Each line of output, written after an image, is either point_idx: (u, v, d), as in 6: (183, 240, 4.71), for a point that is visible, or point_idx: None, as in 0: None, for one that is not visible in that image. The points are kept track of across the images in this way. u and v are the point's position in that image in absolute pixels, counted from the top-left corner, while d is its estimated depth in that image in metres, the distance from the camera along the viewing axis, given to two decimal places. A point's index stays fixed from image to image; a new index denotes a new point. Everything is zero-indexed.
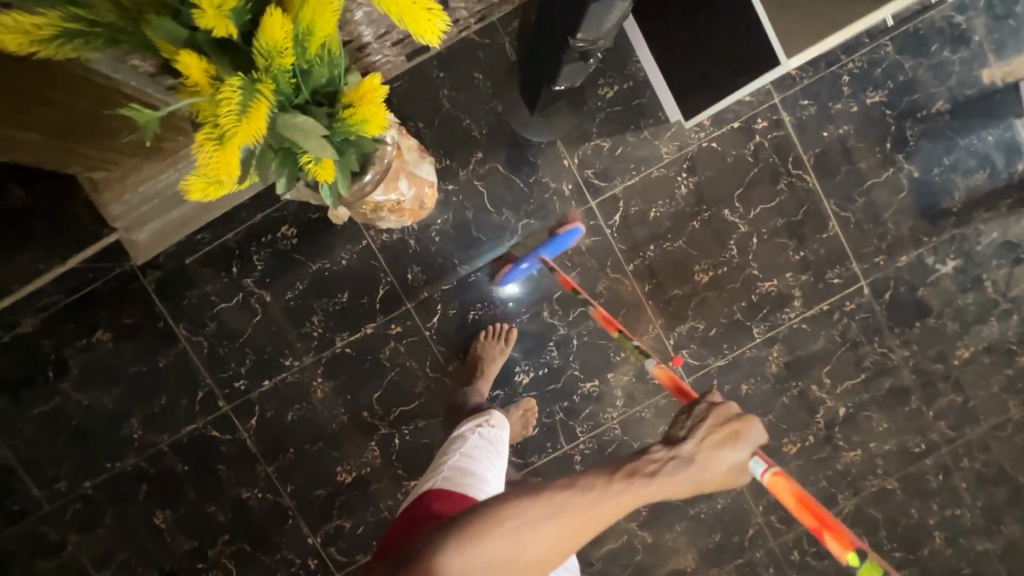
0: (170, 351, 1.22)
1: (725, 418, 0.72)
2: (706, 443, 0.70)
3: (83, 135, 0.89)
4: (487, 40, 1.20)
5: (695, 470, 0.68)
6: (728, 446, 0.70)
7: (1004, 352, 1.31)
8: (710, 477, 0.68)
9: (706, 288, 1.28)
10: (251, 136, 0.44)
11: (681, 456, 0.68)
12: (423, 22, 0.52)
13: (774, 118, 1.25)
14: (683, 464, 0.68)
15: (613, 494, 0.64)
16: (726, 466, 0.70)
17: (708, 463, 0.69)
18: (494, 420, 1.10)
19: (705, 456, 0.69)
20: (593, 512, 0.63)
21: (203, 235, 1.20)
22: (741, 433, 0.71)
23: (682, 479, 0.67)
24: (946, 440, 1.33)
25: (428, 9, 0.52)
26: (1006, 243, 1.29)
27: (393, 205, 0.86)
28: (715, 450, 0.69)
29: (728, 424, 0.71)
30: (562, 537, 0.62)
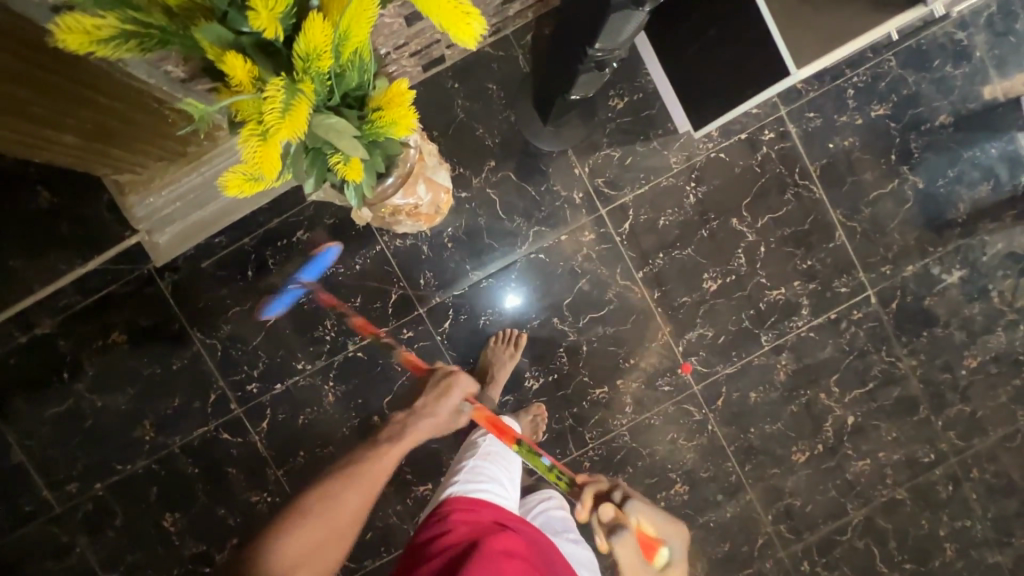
0: (184, 354, 1.23)
1: (444, 377, 1.12)
2: (432, 400, 1.07)
3: (111, 138, 0.91)
4: (500, 52, 1.23)
5: (427, 416, 1.03)
6: (447, 394, 1.08)
7: (1012, 362, 1.31)
8: (444, 418, 1.05)
9: (715, 295, 1.29)
10: (292, 132, 0.46)
11: (417, 413, 1.03)
12: (459, 24, 0.54)
13: (781, 129, 1.28)
14: (419, 417, 1.02)
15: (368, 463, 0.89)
16: (450, 408, 1.07)
17: (438, 411, 1.05)
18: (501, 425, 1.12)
19: (442, 405, 1.06)
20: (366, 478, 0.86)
21: (221, 239, 1.22)
22: (454, 386, 1.10)
23: (425, 428, 1.00)
24: (955, 451, 1.33)
25: (465, 12, 0.54)
26: (1011, 254, 1.30)
27: (411, 209, 0.88)
28: (443, 399, 1.07)
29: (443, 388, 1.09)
30: (360, 501, 0.84)
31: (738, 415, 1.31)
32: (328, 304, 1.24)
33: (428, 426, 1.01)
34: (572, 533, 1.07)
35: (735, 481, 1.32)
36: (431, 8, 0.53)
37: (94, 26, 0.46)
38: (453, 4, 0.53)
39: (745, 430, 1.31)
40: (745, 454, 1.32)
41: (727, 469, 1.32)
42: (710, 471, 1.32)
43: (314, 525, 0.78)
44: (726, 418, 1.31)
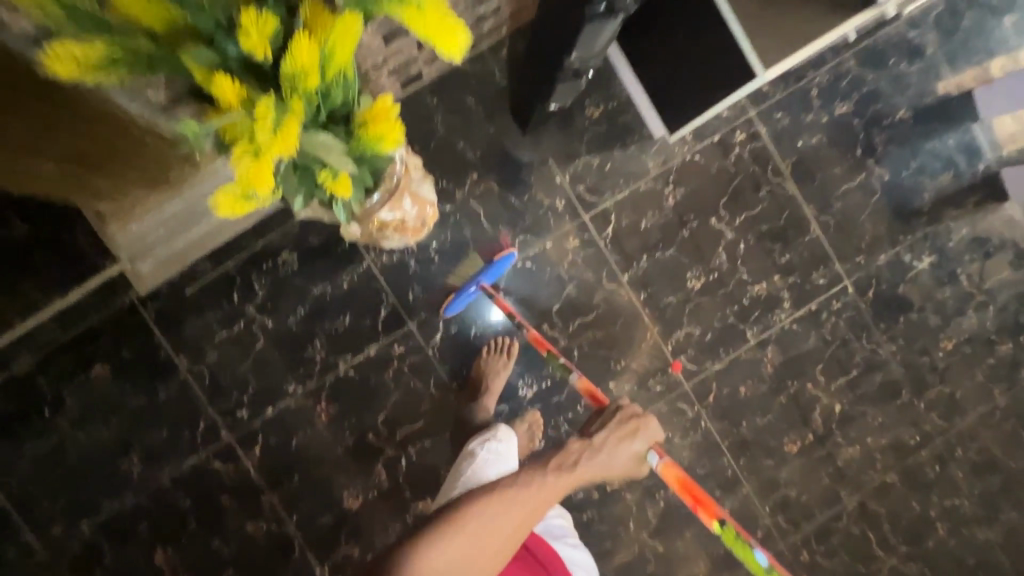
0: (171, 383, 1.21)
1: (626, 419, 0.91)
2: (613, 441, 0.86)
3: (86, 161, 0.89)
4: (477, 66, 1.26)
5: (606, 455, 0.84)
6: (631, 436, 0.88)
7: (985, 342, 1.37)
8: (620, 467, 0.86)
9: (699, 294, 1.32)
10: (284, 150, 0.46)
11: (598, 447, 0.84)
12: (445, 40, 0.54)
13: (751, 130, 1.32)
14: (599, 452, 0.83)
15: (534, 494, 0.73)
16: (631, 454, 0.87)
17: (617, 456, 0.85)
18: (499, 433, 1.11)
19: (621, 446, 0.86)
20: (518, 513, 0.70)
21: (205, 263, 1.21)
22: (640, 430, 0.89)
23: (589, 471, 0.80)
24: (939, 431, 1.37)
25: (451, 26, 0.54)
26: (976, 239, 1.36)
27: (398, 223, 0.89)
28: (623, 443, 0.87)
29: (634, 420, 0.90)
30: (507, 525, 0.69)
31: (729, 410, 1.33)
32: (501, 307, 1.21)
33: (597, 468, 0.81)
34: (571, 538, 1.06)
35: (731, 475, 1.34)
36: (416, 24, 0.54)
37: (82, 52, 0.47)
38: (441, 19, 0.53)
39: (737, 424, 1.34)
40: (739, 448, 1.34)
41: (722, 464, 1.34)
42: (706, 467, 1.34)
43: (453, 538, 0.67)
44: (719, 413, 1.33)
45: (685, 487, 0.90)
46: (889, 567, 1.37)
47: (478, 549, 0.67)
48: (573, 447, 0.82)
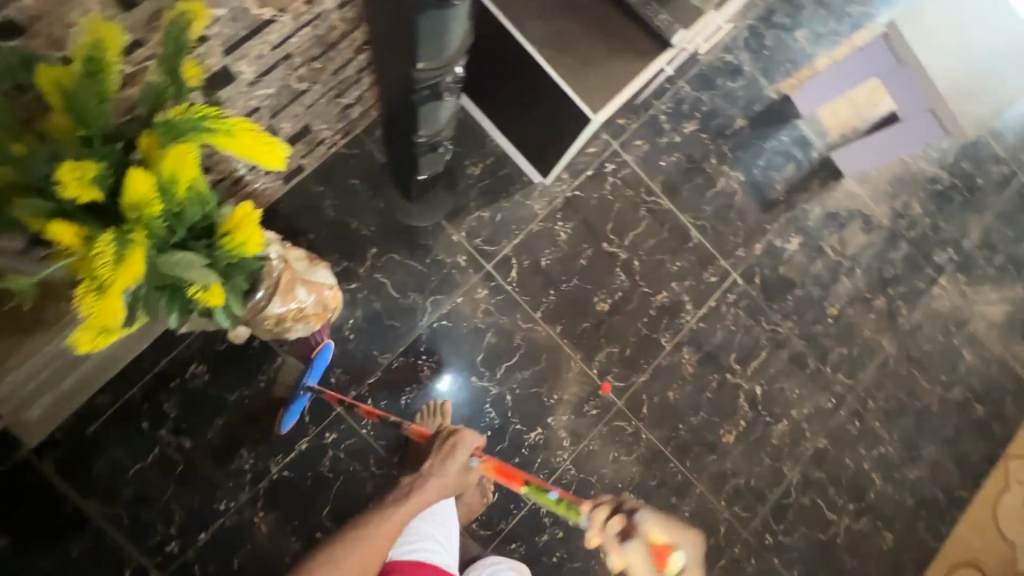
0: (84, 535, 1.11)
1: (449, 438, 1.01)
2: (439, 462, 0.97)
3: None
4: (355, 150, 1.32)
5: (433, 480, 0.94)
6: (451, 457, 0.97)
7: (863, 301, 1.53)
8: (453, 480, 0.96)
9: (610, 314, 1.40)
10: (130, 279, 0.48)
11: (426, 475, 0.95)
12: (264, 154, 0.54)
13: (619, 160, 1.47)
14: (428, 479, 0.95)
15: (364, 539, 0.86)
16: (456, 473, 0.96)
17: (441, 475, 0.95)
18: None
19: (448, 464, 0.97)
20: (352, 561, 0.84)
21: (105, 396, 1.15)
22: (460, 446, 0.99)
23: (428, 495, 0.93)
24: (849, 389, 1.50)
25: (267, 142, 0.54)
26: (829, 214, 1.55)
27: (296, 313, 0.91)
28: (449, 459, 0.97)
29: (451, 444, 0.99)
30: None
31: (664, 416, 1.40)
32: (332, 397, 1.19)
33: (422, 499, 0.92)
34: None
35: (682, 479, 1.39)
36: (235, 147, 0.53)
37: None
38: (258, 138, 0.54)
39: (675, 427, 1.40)
40: (682, 450, 1.39)
41: (671, 470, 1.38)
42: (657, 477, 1.38)
43: None
44: (655, 421, 1.39)
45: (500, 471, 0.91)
46: (845, 528, 1.44)
47: None
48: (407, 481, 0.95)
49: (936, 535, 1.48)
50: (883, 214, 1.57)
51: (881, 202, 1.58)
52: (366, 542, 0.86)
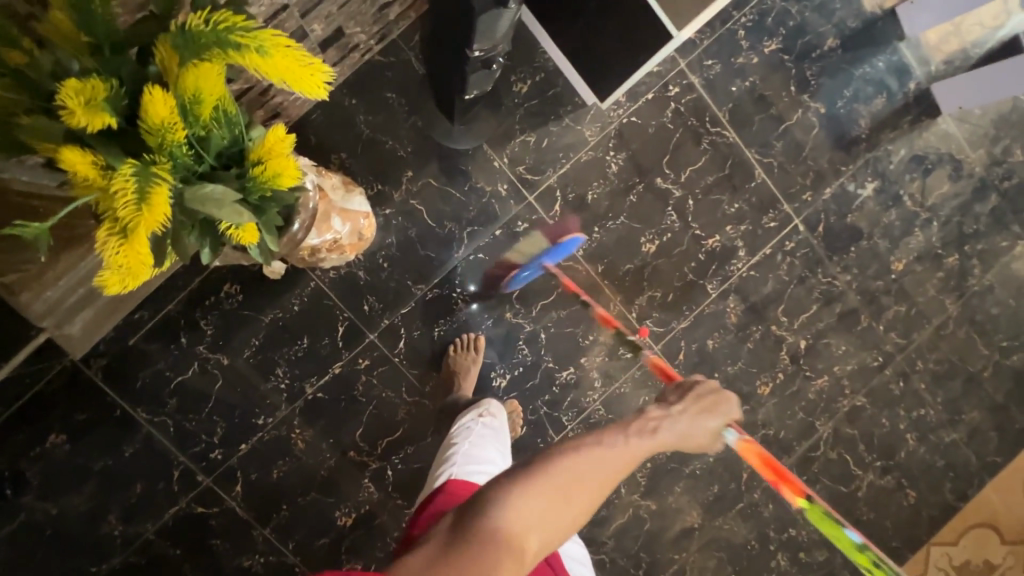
0: (134, 438, 1.17)
1: (707, 393, 0.79)
2: (690, 413, 0.75)
3: None
4: (392, 58, 1.19)
5: (685, 426, 0.74)
6: (713, 416, 0.77)
7: (933, 257, 1.41)
8: (696, 438, 0.75)
9: (655, 257, 1.32)
10: (156, 222, 0.42)
11: (671, 415, 0.73)
12: (302, 78, 0.45)
13: (684, 82, 1.30)
14: (670, 420, 0.72)
15: (614, 452, 0.64)
16: (712, 430, 0.77)
17: (697, 427, 0.75)
18: (491, 409, 1.10)
19: (706, 421, 0.76)
20: (592, 474, 0.61)
21: (144, 312, 1.16)
22: (722, 406, 0.78)
23: (669, 436, 0.71)
24: (899, 348, 1.42)
25: (306, 61, 0.45)
26: (914, 157, 1.38)
27: (331, 244, 0.88)
28: (706, 416, 0.76)
29: (716, 397, 0.78)
30: (582, 497, 0.61)
31: (700, 364, 1.36)
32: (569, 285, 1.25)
33: (680, 433, 0.72)
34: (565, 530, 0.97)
35: None
36: (267, 68, 0.44)
37: None
38: (296, 59, 0.45)
39: (711, 375, 1.36)
40: None
41: None
42: None
43: (544, 499, 0.59)
44: (691, 368, 1.35)
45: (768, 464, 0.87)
46: (868, 484, 1.44)
47: (558, 514, 0.59)
48: (652, 411, 0.73)
49: (960, 497, 1.46)
50: (976, 161, 1.39)
51: (978, 147, 1.39)
52: (615, 459, 0.63)
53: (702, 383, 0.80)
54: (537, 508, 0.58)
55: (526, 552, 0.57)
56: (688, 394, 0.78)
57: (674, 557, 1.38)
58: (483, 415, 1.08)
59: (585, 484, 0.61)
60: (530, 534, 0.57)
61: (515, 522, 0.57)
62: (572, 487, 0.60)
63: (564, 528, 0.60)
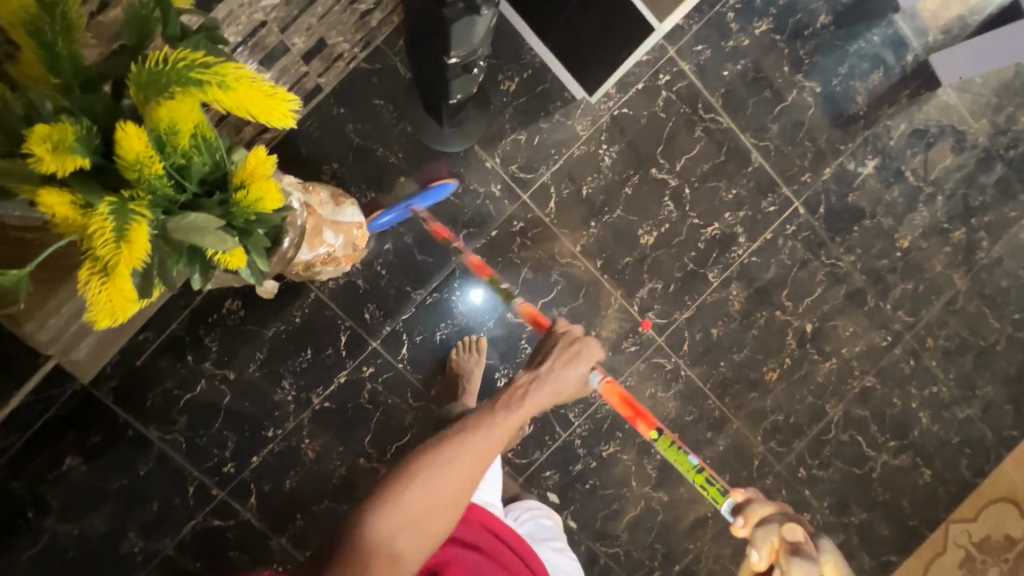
0: (148, 456, 1.19)
1: (569, 344, 0.89)
2: (558, 367, 0.86)
3: None
4: (378, 65, 1.18)
5: (552, 383, 0.84)
6: (579, 362, 0.87)
7: (939, 232, 1.38)
8: (569, 388, 0.86)
9: (654, 248, 1.31)
10: (136, 259, 0.42)
11: (539, 375, 0.84)
12: (268, 109, 0.45)
13: (674, 69, 1.28)
14: (540, 380, 0.83)
15: (476, 442, 0.71)
16: (578, 377, 0.87)
17: (563, 378, 0.85)
18: None
19: (570, 370, 0.86)
20: (459, 466, 0.68)
21: (148, 333, 1.17)
22: (584, 354, 0.88)
23: (543, 397, 0.82)
24: (908, 327, 1.40)
25: (274, 91, 0.45)
26: (915, 132, 1.35)
27: (326, 257, 0.88)
28: (572, 365, 0.86)
29: (576, 344, 0.89)
30: (456, 485, 0.67)
31: (706, 353, 1.35)
32: (438, 233, 1.21)
33: (544, 395, 0.82)
34: (557, 542, 1.08)
35: (719, 415, 1.36)
36: (231, 101, 0.44)
37: None
38: (261, 90, 0.45)
39: (716, 364, 1.35)
40: (722, 387, 1.36)
41: (709, 406, 1.36)
42: (694, 413, 1.36)
43: (418, 494, 0.65)
44: (696, 358, 1.35)
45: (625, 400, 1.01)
46: (882, 464, 1.42)
47: (432, 509, 0.65)
48: (521, 380, 0.83)
49: (977, 472, 1.45)
50: (980, 131, 1.36)
51: (981, 117, 1.36)
52: (482, 445, 0.71)
53: (564, 334, 0.91)
54: (406, 509, 0.64)
55: (400, 558, 0.61)
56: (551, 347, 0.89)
57: (689, 547, 1.38)
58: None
59: (457, 470, 0.68)
60: (402, 535, 0.62)
61: (387, 526, 0.62)
62: (439, 482, 0.66)
63: (436, 525, 0.65)
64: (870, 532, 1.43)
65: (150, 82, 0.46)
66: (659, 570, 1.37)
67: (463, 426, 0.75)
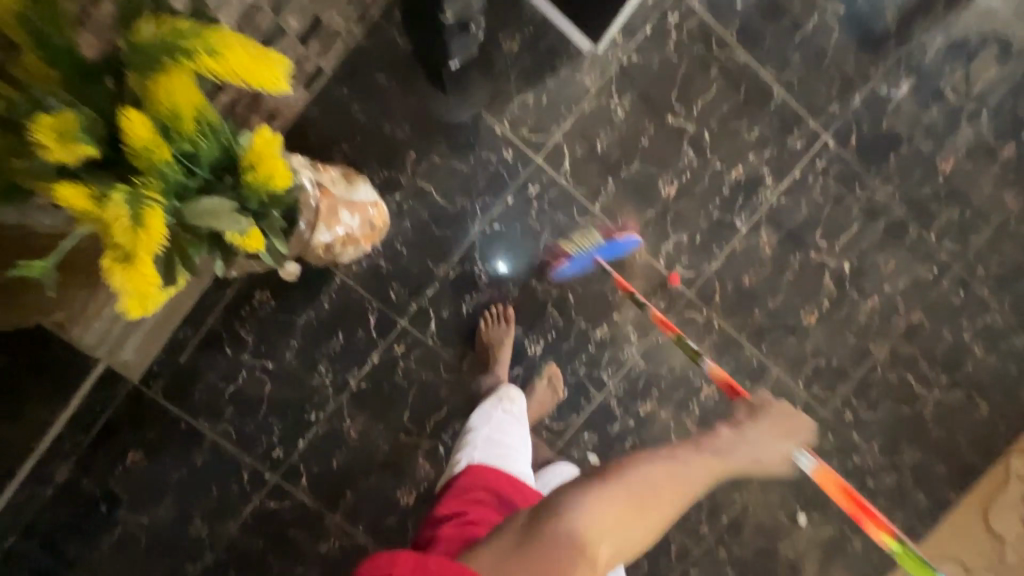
0: (202, 447, 1.24)
1: (786, 416, 0.88)
2: (760, 428, 0.83)
3: None
4: (375, 39, 1.16)
5: (760, 447, 0.80)
6: (789, 439, 0.84)
7: (986, 151, 1.28)
8: (774, 459, 0.82)
9: (677, 199, 1.26)
10: (156, 246, 0.43)
11: (741, 424, 0.83)
12: (258, 75, 0.45)
13: (683, 7, 1.21)
14: (741, 429, 0.82)
15: (687, 473, 0.72)
16: (788, 455, 0.84)
17: (755, 428, 0.82)
18: (510, 395, 1.16)
19: (780, 440, 0.82)
20: (666, 488, 0.69)
21: (186, 330, 1.22)
22: (795, 430, 0.86)
23: (746, 455, 0.78)
24: (956, 256, 1.32)
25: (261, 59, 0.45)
26: (953, 44, 1.25)
27: (345, 238, 0.89)
28: (791, 434, 0.85)
29: (789, 420, 0.86)
30: (669, 500, 0.69)
31: (740, 302, 1.31)
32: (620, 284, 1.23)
33: (747, 458, 0.77)
34: None
35: (757, 364, 1.33)
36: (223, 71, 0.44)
37: None
38: (251, 58, 0.44)
39: (751, 313, 1.31)
40: (758, 335, 1.32)
41: (746, 356, 1.33)
42: (731, 364, 1.33)
43: (624, 498, 0.67)
44: (729, 308, 1.31)
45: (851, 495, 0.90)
46: (934, 401, 1.37)
47: (627, 520, 0.67)
48: (722, 430, 0.80)
49: None
50: None
51: None
52: (689, 473, 0.72)
53: (777, 407, 0.90)
54: (611, 517, 0.66)
55: (595, 553, 0.65)
56: (762, 418, 0.84)
57: (735, 497, 1.37)
58: (501, 401, 1.15)
59: (663, 482, 0.69)
60: (603, 540, 0.65)
61: (587, 524, 0.66)
62: (650, 489, 0.68)
63: (630, 534, 0.66)
64: (924, 472, 1.38)
65: (146, 63, 0.47)
66: (706, 522, 1.37)
67: (669, 446, 0.76)
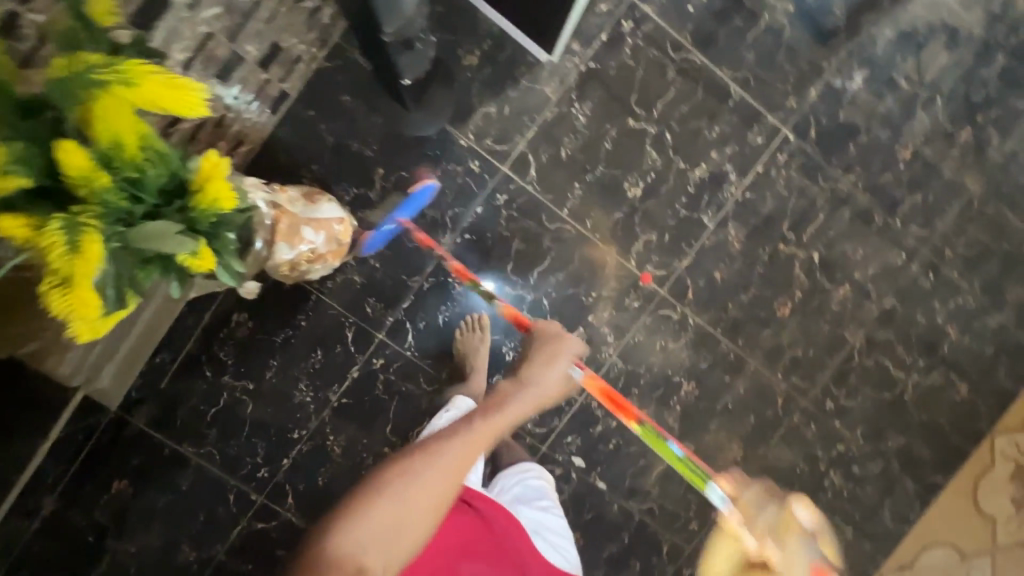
0: (187, 471, 1.25)
1: (550, 346, 1.05)
2: (538, 372, 1.00)
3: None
4: (338, 61, 1.20)
5: (532, 394, 0.96)
6: (558, 359, 1.02)
7: (944, 136, 1.31)
8: (553, 386, 1.00)
9: (643, 200, 1.29)
10: (90, 272, 0.45)
11: (521, 380, 0.98)
12: (177, 102, 0.46)
13: (637, 14, 1.25)
14: (524, 385, 0.97)
15: (447, 458, 0.83)
16: (560, 378, 1.01)
17: (541, 378, 0.99)
18: (456, 402, 1.19)
19: (551, 373, 1.00)
20: (428, 483, 0.80)
21: (165, 355, 1.23)
22: (559, 353, 1.03)
23: (520, 406, 0.93)
24: (923, 240, 1.34)
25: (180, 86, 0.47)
26: (902, 35, 1.28)
27: (310, 254, 0.91)
28: (555, 365, 1.01)
29: (552, 350, 1.03)
30: (437, 486, 0.80)
31: (712, 297, 1.32)
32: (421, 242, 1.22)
33: (523, 404, 0.94)
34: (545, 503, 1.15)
35: (734, 358, 1.34)
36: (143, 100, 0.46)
37: None
38: (169, 86, 0.46)
39: (724, 308, 1.33)
40: (734, 330, 1.34)
41: (722, 350, 1.34)
42: (708, 360, 1.34)
43: (387, 504, 0.77)
44: (703, 304, 1.32)
45: (608, 396, 1.02)
46: (913, 385, 1.38)
47: (396, 520, 0.77)
48: (498, 392, 0.96)
49: (1016, 380, 1.39)
50: (973, 23, 1.29)
51: (971, 7, 1.28)
52: (453, 455, 0.83)
53: (542, 343, 1.06)
54: (376, 530, 0.75)
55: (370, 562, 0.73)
56: (541, 353, 1.03)
57: None
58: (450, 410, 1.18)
59: (422, 476, 0.80)
60: (366, 551, 0.74)
61: (350, 542, 0.73)
62: (411, 488, 0.79)
63: (405, 533, 0.77)
64: (910, 457, 1.39)
65: (69, 98, 0.49)
66: (696, 519, 1.37)
67: (432, 437, 0.86)
